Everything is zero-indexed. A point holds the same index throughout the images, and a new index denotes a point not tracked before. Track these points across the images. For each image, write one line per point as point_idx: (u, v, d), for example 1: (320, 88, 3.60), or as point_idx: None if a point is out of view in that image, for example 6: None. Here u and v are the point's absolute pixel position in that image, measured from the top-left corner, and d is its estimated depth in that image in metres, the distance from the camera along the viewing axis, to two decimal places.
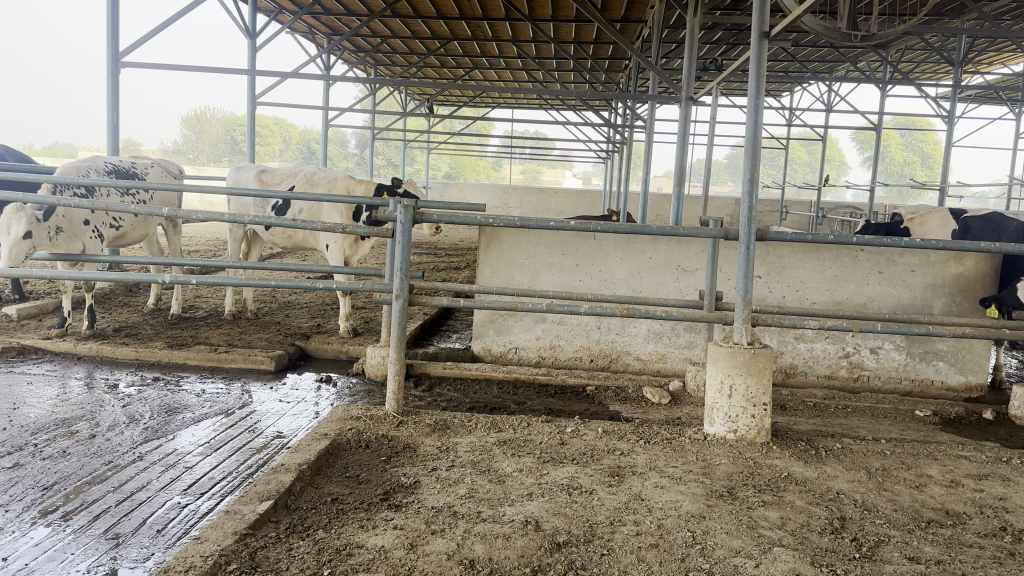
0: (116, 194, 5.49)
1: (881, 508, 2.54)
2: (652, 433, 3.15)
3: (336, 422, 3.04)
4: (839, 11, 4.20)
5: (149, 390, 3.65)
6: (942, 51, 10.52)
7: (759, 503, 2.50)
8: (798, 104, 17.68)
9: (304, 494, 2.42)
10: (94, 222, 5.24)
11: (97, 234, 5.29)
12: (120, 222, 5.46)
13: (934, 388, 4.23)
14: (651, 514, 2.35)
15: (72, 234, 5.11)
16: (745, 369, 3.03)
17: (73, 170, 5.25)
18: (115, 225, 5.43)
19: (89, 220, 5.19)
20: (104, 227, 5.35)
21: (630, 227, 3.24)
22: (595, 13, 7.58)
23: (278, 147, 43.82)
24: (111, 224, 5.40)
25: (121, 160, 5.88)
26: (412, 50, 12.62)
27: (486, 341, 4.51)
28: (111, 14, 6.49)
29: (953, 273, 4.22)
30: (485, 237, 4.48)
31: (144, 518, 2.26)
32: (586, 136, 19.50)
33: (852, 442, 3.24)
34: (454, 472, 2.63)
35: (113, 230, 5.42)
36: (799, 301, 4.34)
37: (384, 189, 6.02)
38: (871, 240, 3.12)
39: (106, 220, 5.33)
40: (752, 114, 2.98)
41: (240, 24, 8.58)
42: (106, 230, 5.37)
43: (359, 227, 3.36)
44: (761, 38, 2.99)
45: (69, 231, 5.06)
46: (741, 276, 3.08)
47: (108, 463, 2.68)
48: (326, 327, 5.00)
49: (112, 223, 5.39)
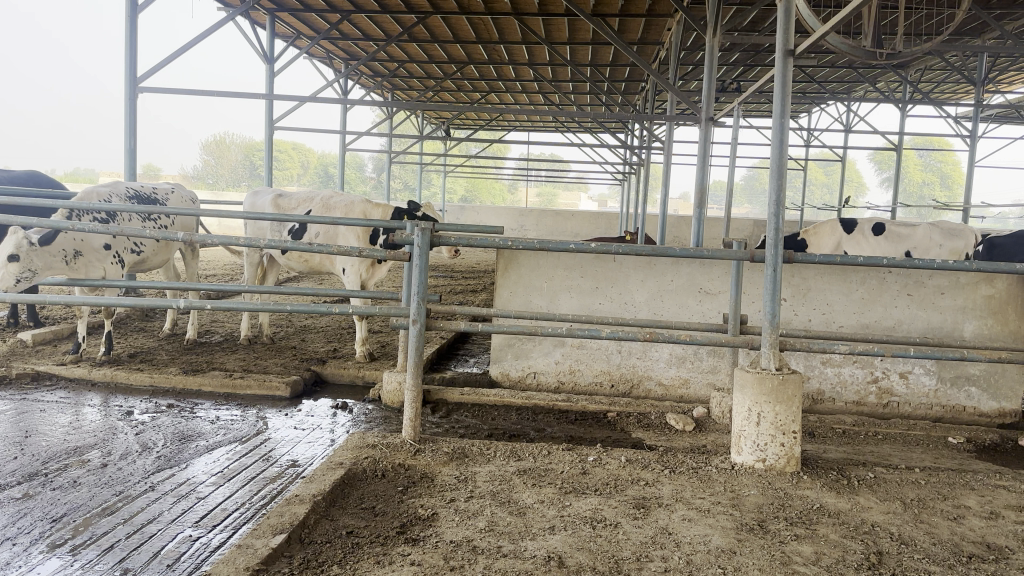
0: (138, 219, 5.50)
1: (919, 542, 2.43)
2: (677, 462, 3.05)
3: (351, 451, 2.96)
4: (865, 30, 4.06)
5: (162, 417, 3.59)
6: (964, 69, 10.40)
7: (791, 537, 2.39)
8: (817, 126, 17.61)
9: (319, 527, 2.34)
10: (115, 247, 5.24)
11: (120, 259, 5.30)
12: (141, 247, 5.46)
13: (966, 415, 4.10)
14: (680, 549, 2.26)
15: (94, 259, 5.12)
16: (773, 396, 2.93)
17: (95, 195, 5.26)
18: (137, 250, 5.43)
19: (112, 244, 5.19)
20: (125, 253, 5.35)
21: (652, 249, 3.14)
22: (613, 35, 7.53)
23: (297, 171, 44.06)
24: (133, 249, 5.40)
25: (142, 186, 5.91)
26: (429, 74, 12.68)
27: (504, 366, 4.44)
28: (131, 40, 6.53)
29: (984, 296, 4.10)
30: (503, 261, 4.42)
31: (155, 552, 2.19)
32: (603, 158, 19.49)
33: (886, 472, 3.13)
34: (473, 503, 2.55)
35: (135, 256, 5.43)
36: (825, 325, 4.23)
37: (402, 212, 6.00)
38: (903, 261, 3.02)
39: (128, 245, 5.33)
40: (777, 133, 2.91)
41: (259, 49, 8.63)
42: (128, 255, 5.36)
43: (377, 250, 3.27)
44: (786, 57, 2.92)
45: (87, 256, 5.06)
46: (768, 299, 2.98)
47: (120, 494, 2.62)
48: (343, 351, 4.94)
49: (133, 248, 5.39)
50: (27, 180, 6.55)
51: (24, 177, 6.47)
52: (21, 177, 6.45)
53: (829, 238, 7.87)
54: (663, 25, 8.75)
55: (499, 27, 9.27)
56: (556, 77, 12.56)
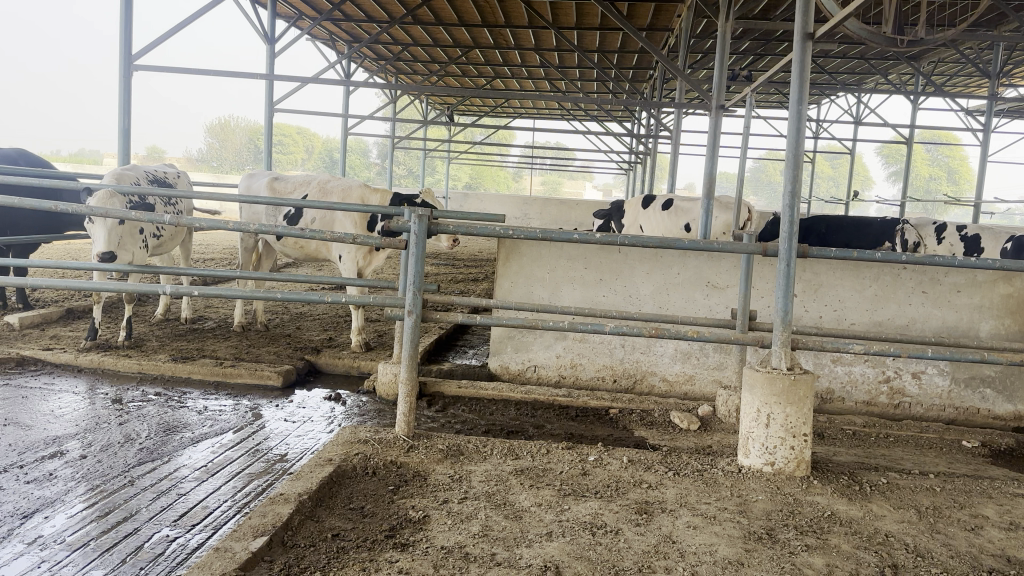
0: (161, 205, 5.40)
1: (935, 554, 2.29)
2: (682, 463, 2.93)
3: (342, 446, 2.84)
4: (886, 14, 3.83)
5: (148, 407, 3.47)
6: (980, 60, 10.22)
7: (802, 548, 2.26)
8: (826, 116, 17.42)
9: (303, 529, 2.21)
10: (146, 230, 5.14)
11: (145, 244, 5.17)
12: (162, 231, 5.34)
13: (979, 417, 3.97)
14: (684, 560, 2.13)
15: (129, 242, 4.99)
16: (784, 398, 2.80)
17: (126, 177, 5.14)
18: (158, 235, 5.30)
19: (143, 228, 5.09)
20: (149, 237, 5.23)
21: (660, 241, 2.98)
22: (621, 19, 7.28)
23: (300, 156, 43.92)
24: (155, 233, 5.28)
25: (157, 170, 5.79)
26: (433, 57, 12.50)
27: (504, 359, 4.32)
28: (126, 16, 6.36)
29: (1002, 294, 3.95)
30: (504, 250, 4.29)
31: (128, 553, 2.06)
32: (608, 146, 19.34)
33: (898, 477, 2.99)
34: (467, 505, 2.43)
35: (156, 240, 5.30)
36: (836, 322, 4.09)
37: (402, 198, 5.88)
38: (923, 257, 2.86)
39: (152, 229, 5.23)
40: (794, 121, 2.75)
41: (260, 29, 8.46)
42: (150, 240, 5.23)
43: (371, 237, 3.09)
44: (805, 40, 2.76)
45: (128, 237, 4.95)
46: (780, 296, 2.83)
47: (96, 489, 2.49)
48: (338, 340, 4.82)
49: (156, 233, 5.27)
50: (18, 158, 6.40)
51: (14, 155, 6.31)
52: (10, 155, 6.29)
53: (633, 213, 9.50)
54: (674, 11, 8.56)
55: (505, 10, 9.03)
56: (563, 64, 12.39)
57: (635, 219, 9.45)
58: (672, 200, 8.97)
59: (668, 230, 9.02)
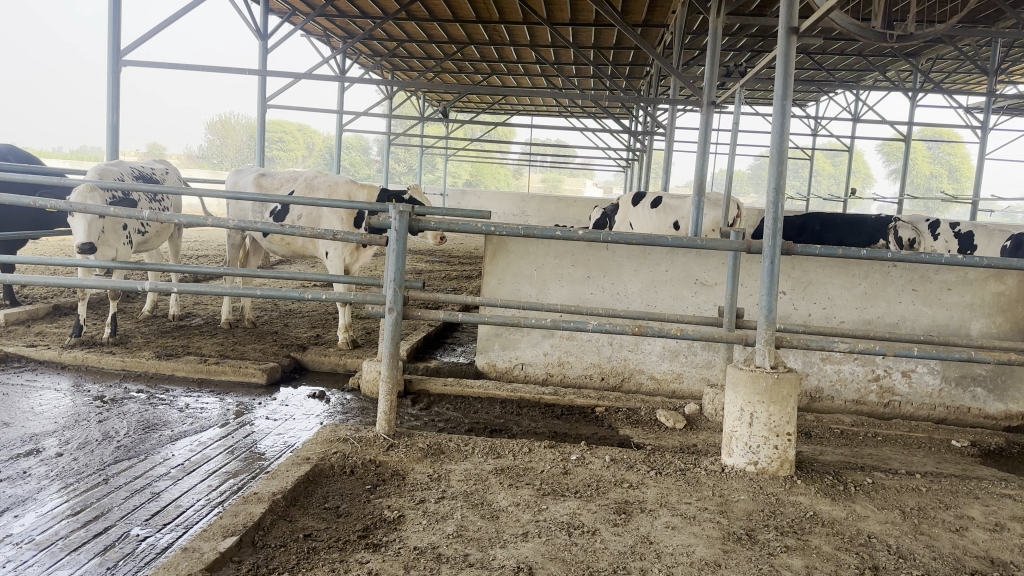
0: (145, 201, 5.36)
1: (917, 556, 2.26)
2: (664, 462, 2.90)
3: (321, 445, 2.81)
4: (875, 10, 3.78)
5: (129, 404, 3.44)
6: (978, 57, 10.16)
7: (781, 549, 2.23)
8: (826, 113, 17.32)
9: (275, 529, 2.18)
10: (129, 226, 5.10)
11: (129, 240, 5.14)
12: (147, 228, 5.30)
13: (969, 416, 3.94)
14: (660, 560, 2.10)
15: (112, 238, 4.95)
16: (767, 396, 2.76)
17: (109, 173, 5.10)
18: (143, 231, 5.27)
19: (126, 224, 5.06)
20: (134, 233, 5.19)
21: (642, 238, 2.94)
22: (614, 15, 7.22)
23: (299, 153, 43.86)
24: (139, 229, 5.24)
25: (143, 167, 5.76)
26: (428, 53, 12.45)
27: (491, 356, 4.29)
28: (114, 11, 6.33)
29: (993, 292, 3.91)
30: (491, 248, 4.26)
31: (96, 553, 2.03)
32: (607, 143, 19.29)
33: (884, 477, 2.96)
34: (443, 504, 2.40)
35: (141, 236, 5.26)
36: (825, 320, 4.07)
37: (392, 195, 5.85)
38: (908, 254, 2.83)
39: (136, 226, 5.19)
40: (778, 117, 2.72)
41: (252, 25, 8.41)
42: (135, 236, 5.20)
43: (351, 233, 3.05)
44: (789, 34, 2.72)
45: (110, 233, 4.91)
46: (763, 293, 2.79)
47: (68, 488, 2.46)
48: (325, 338, 4.80)
49: (140, 229, 5.23)
50: (6, 154, 6.37)
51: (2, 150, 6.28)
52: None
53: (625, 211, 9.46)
54: (668, 7, 8.51)
55: (499, 6, 9.00)
56: (559, 60, 12.33)
57: (626, 217, 9.42)
58: (662, 197, 8.95)
59: (661, 228, 8.98)
